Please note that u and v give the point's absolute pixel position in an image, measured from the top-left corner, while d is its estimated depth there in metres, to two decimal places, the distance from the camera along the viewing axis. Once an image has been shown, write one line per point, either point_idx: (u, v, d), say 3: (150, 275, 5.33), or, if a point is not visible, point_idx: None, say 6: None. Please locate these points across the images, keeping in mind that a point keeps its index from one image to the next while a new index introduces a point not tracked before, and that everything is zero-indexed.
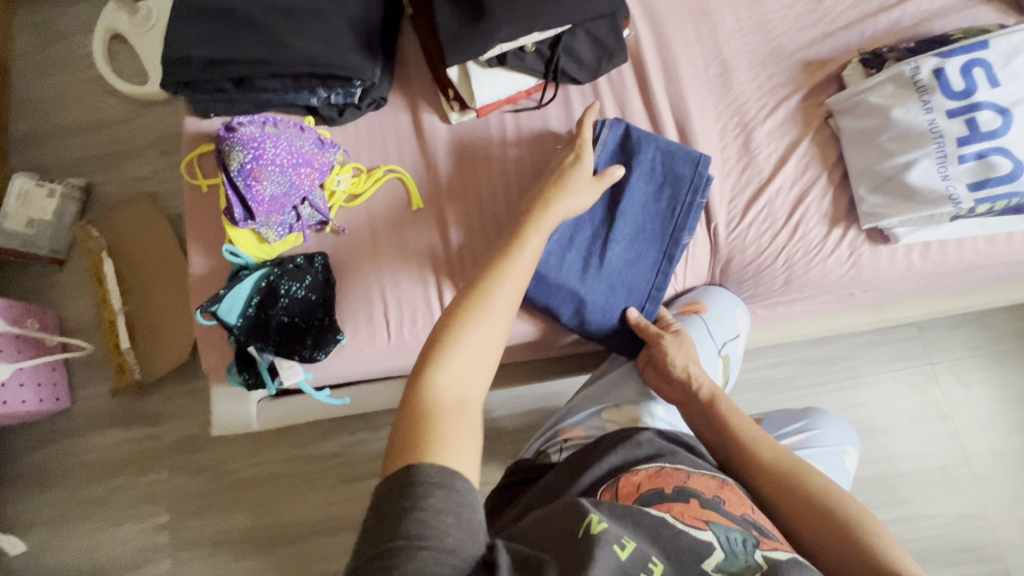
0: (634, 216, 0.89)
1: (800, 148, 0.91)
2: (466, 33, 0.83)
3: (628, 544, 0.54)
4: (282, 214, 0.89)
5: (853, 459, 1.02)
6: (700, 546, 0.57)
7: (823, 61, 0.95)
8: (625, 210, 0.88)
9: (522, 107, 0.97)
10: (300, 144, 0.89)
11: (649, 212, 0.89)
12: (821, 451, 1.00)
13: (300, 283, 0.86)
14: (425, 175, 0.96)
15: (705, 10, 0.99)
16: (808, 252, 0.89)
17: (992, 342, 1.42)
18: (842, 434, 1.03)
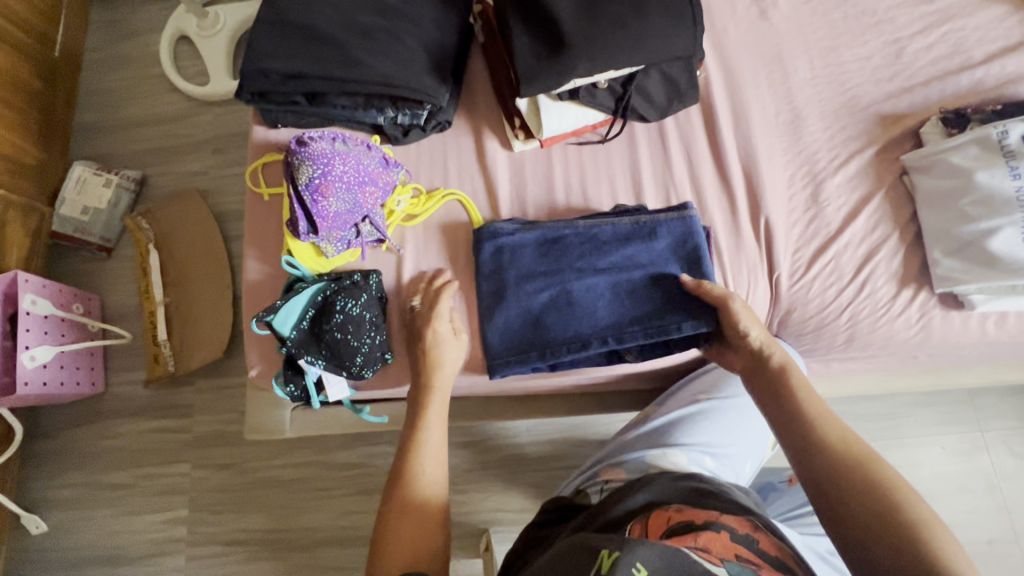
0: (607, 293, 0.87)
1: (872, 204, 0.89)
2: (544, 66, 0.81)
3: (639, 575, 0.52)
4: (343, 230, 0.89)
5: None
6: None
7: (900, 115, 0.93)
8: (615, 267, 0.88)
9: (586, 140, 0.97)
10: (366, 162, 0.90)
11: (615, 309, 0.87)
12: None
13: (355, 300, 0.85)
14: (485, 198, 0.97)
15: (779, 55, 0.98)
16: (875, 311, 0.86)
17: None
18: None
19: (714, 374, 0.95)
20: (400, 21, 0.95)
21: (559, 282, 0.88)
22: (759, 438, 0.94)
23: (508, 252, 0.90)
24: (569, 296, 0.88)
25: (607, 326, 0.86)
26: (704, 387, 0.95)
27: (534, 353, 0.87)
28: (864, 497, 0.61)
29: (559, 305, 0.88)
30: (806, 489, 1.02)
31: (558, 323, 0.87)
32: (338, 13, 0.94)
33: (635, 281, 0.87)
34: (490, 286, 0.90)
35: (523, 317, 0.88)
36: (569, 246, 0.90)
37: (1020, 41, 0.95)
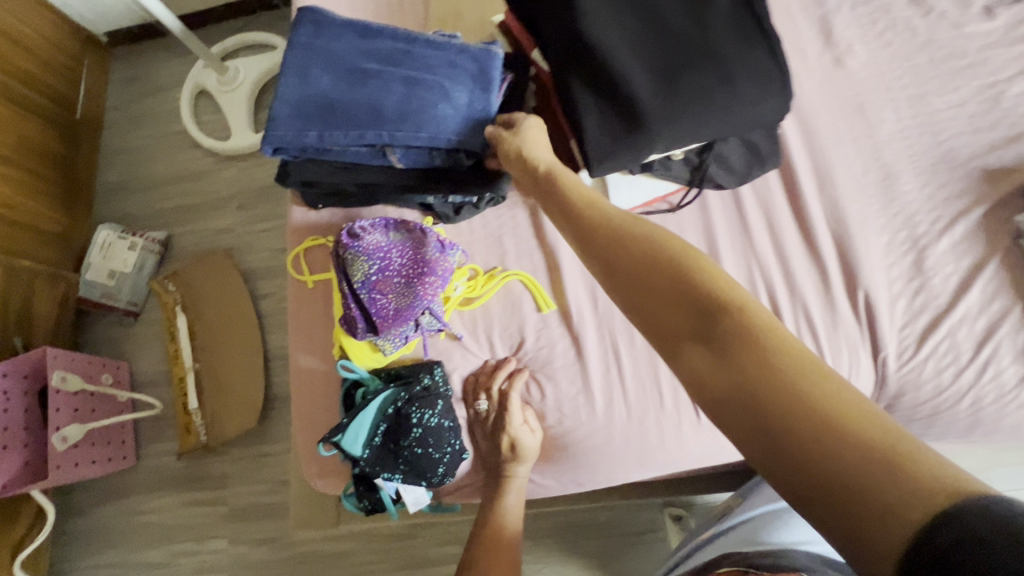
0: (365, 96, 0.82)
1: (986, 272, 0.79)
2: (617, 144, 0.73)
3: None
4: (402, 327, 0.81)
5: None
6: None
7: (1006, 169, 0.83)
8: (382, 79, 0.82)
9: (654, 209, 0.88)
10: (425, 249, 0.82)
11: (381, 105, 0.81)
12: None
13: (433, 410, 0.78)
14: (547, 275, 0.90)
15: (860, 106, 0.90)
16: (999, 396, 0.76)
17: None
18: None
19: None
20: (419, 78, 0.82)
21: (378, 99, 0.82)
22: None
23: (344, 54, 0.85)
24: (364, 102, 0.82)
25: (366, 127, 0.81)
26: None
27: (356, 79, 0.83)
28: (686, 287, 0.46)
29: (361, 107, 0.82)
30: None
31: (351, 110, 0.82)
32: (350, 79, 0.83)
33: (394, 96, 0.81)
34: (345, 89, 0.83)
35: (348, 103, 0.82)
36: (386, 72, 0.83)
37: None
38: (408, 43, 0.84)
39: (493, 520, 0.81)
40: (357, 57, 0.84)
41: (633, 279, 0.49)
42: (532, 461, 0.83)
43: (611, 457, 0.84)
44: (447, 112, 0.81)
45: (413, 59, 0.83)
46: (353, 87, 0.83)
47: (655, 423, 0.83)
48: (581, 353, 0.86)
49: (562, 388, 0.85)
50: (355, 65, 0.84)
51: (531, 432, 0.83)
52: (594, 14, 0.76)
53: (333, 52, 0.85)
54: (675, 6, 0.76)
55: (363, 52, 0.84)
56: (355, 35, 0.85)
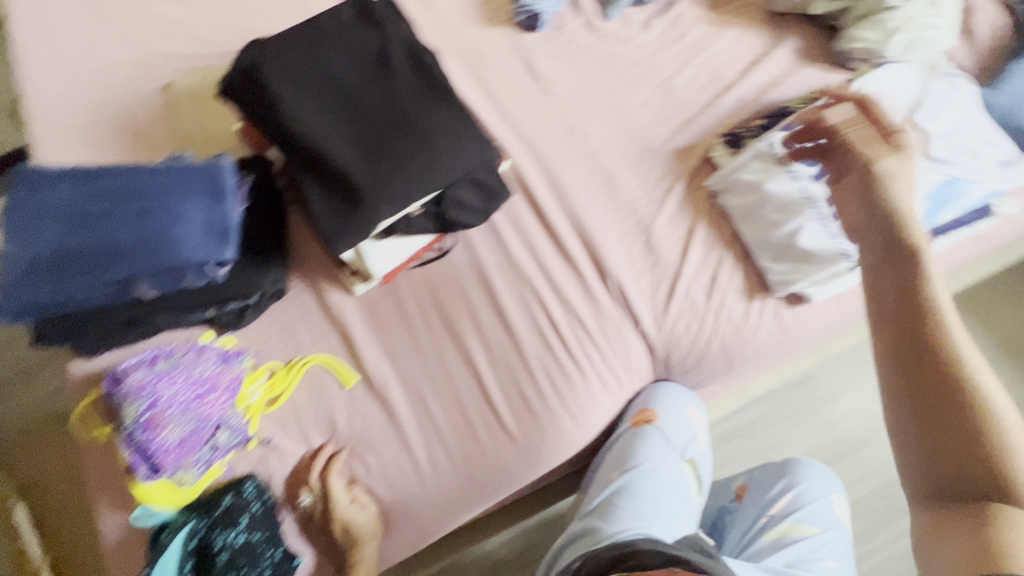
0: (95, 238, 0.81)
1: (697, 234, 0.94)
2: (346, 220, 0.79)
3: None
4: (196, 452, 0.80)
5: (843, 506, 1.01)
6: None
7: (691, 146, 1.00)
8: (110, 218, 0.82)
9: (426, 259, 0.96)
10: (200, 369, 0.82)
11: (113, 244, 0.81)
12: (809, 513, 0.97)
13: (238, 528, 0.79)
14: (345, 351, 0.93)
15: (572, 123, 1.04)
16: (737, 331, 0.89)
17: None
18: (823, 478, 1.01)
19: (619, 447, 0.92)
20: (149, 207, 0.83)
21: (109, 238, 0.81)
22: (683, 496, 0.89)
23: (63, 202, 0.83)
24: (95, 245, 0.81)
25: (102, 268, 0.80)
26: (616, 463, 0.91)
27: (81, 224, 0.82)
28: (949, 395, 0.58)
29: (93, 250, 0.81)
30: (754, 501, 1.02)
31: (83, 257, 0.80)
32: (76, 225, 0.82)
33: (125, 231, 0.82)
34: (72, 237, 0.81)
35: (77, 250, 0.81)
36: (113, 209, 0.83)
37: (761, 52, 1.06)
38: (131, 177, 0.85)
39: None
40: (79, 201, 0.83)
41: (917, 384, 0.59)
42: (374, 539, 0.87)
43: (447, 498, 0.88)
44: (184, 233, 0.82)
45: (139, 191, 0.84)
46: (81, 233, 0.82)
47: (478, 454, 0.88)
48: (393, 414, 0.89)
49: (385, 454, 0.88)
50: (79, 209, 0.83)
51: (362, 509, 0.86)
52: (298, 114, 0.83)
53: (51, 203, 0.83)
54: (369, 89, 0.85)
55: (85, 195, 0.84)
56: (72, 182, 0.85)
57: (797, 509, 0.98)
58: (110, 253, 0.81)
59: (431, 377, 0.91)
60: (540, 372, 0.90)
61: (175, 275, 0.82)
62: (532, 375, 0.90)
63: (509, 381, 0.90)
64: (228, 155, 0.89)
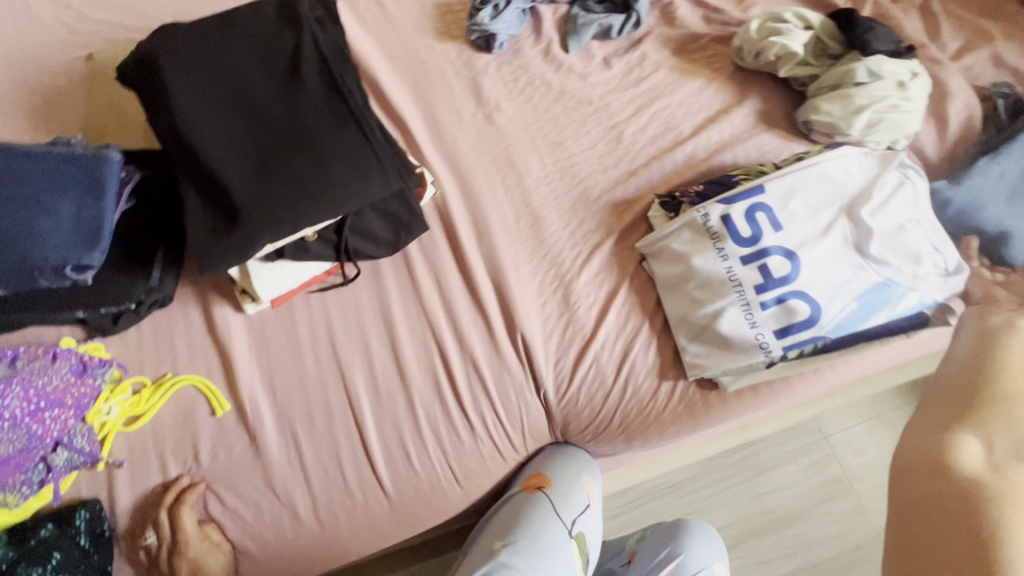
0: None
1: (618, 298, 0.87)
2: (219, 241, 0.72)
3: None
4: (26, 471, 0.73)
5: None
6: None
7: (629, 200, 0.94)
8: None
9: (328, 284, 0.89)
10: (45, 381, 0.75)
11: None
12: None
13: (43, 566, 0.70)
14: (223, 374, 0.86)
15: (510, 157, 0.97)
16: (643, 410, 0.83)
17: (875, 408, 1.50)
18: (709, 547, 0.98)
19: (505, 512, 0.84)
20: (10, 196, 0.75)
21: None
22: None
23: None
24: None
25: None
26: (500, 532, 0.82)
27: None
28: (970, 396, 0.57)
29: None
30: (638, 566, 1.00)
31: None
32: None
33: None
34: None
35: None
36: None
37: (721, 108, 0.99)
38: None
39: None
40: None
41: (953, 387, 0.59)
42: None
43: (301, 546, 0.82)
44: (47, 231, 0.74)
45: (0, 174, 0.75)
46: None
47: (345, 504, 0.81)
48: (259, 448, 0.81)
49: (243, 494, 0.81)
50: None
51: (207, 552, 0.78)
52: (191, 118, 0.75)
53: None
54: (273, 98, 0.77)
55: None
56: None
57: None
58: None
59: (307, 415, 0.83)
60: (426, 424, 0.83)
61: (30, 276, 0.74)
62: (417, 428, 0.83)
63: (391, 431, 0.83)
64: (117, 148, 0.82)
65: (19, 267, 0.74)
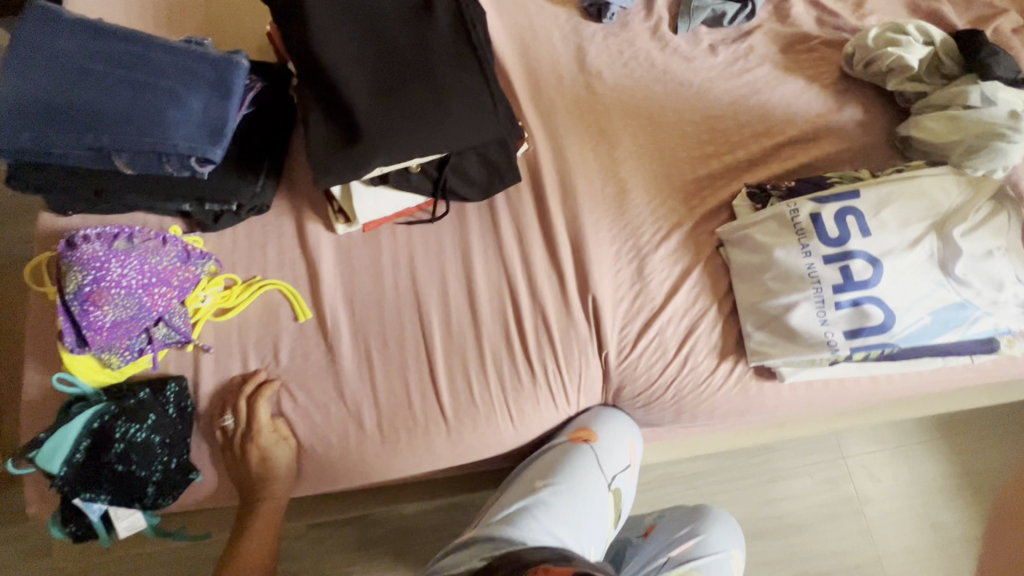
0: (90, 101, 0.79)
1: (691, 278, 0.90)
2: (336, 155, 0.76)
3: None
4: (130, 338, 0.78)
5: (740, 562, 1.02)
6: None
7: (715, 187, 0.95)
8: (110, 85, 0.80)
9: (415, 219, 0.93)
10: (157, 260, 0.81)
11: (106, 112, 0.79)
12: (706, 562, 0.99)
13: (141, 424, 0.76)
14: (308, 285, 0.91)
15: (604, 127, 0.99)
16: (697, 385, 0.87)
17: (900, 440, 1.51)
18: (729, 534, 1.02)
19: (548, 457, 0.90)
20: (151, 86, 0.80)
21: (103, 105, 0.79)
22: (599, 522, 0.87)
23: (71, 53, 0.80)
24: (88, 108, 0.79)
25: (87, 133, 0.78)
26: (543, 472, 0.88)
27: (82, 84, 0.79)
28: None
29: (84, 112, 0.78)
30: (657, 540, 1.04)
31: (72, 116, 0.78)
32: (75, 81, 0.80)
33: (121, 102, 0.79)
34: (68, 93, 0.79)
35: (70, 107, 0.79)
36: (115, 76, 0.80)
37: (819, 112, 0.99)
38: (143, 49, 0.82)
39: (249, 538, 0.85)
40: (85, 58, 0.81)
41: None
42: (285, 479, 0.86)
43: (360, 458, 0.87)
44: (178, 121, 0.79)
45: (146, 65, 0.81)
46: (77, 91, 0.79)
47: (405, 424, 0.86)
48: (334, 356, 0.87)
49: (313, 398, 0.86)
50: (82, 66, 0.80)
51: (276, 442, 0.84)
52: (324, 34, 0.78)
53: (59, 52, 0.80)
54: (401, 28, 0.80)
55: (93, 53, 0.81)
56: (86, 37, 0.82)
57: (695, 557, 0.99)
58: (100, 120, 0.78)
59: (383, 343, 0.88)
60: (490, 364, 0.88)
61: (157, 161, 0.79)
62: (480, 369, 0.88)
63: (457, 363, 0.87)
64: (244, 55, 0.85)
65: (149, 151, 0.79)
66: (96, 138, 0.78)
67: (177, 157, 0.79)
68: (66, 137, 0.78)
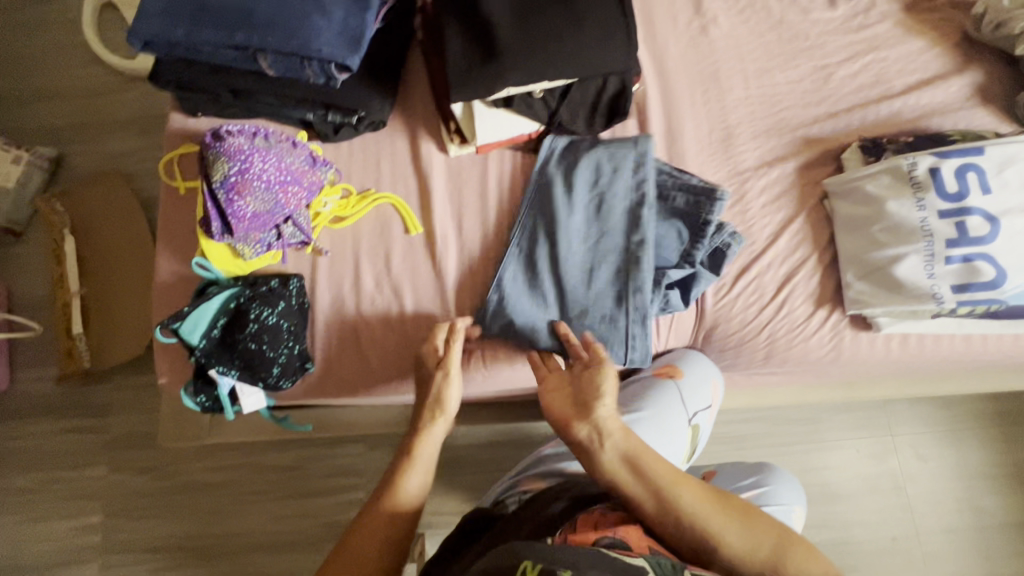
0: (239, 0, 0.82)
1: (793, 225, 0.91)
2: (473, 71, 0.80)
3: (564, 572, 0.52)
4: (263, 232, 0.84)
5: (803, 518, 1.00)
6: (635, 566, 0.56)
7: (824, 140, 0.95)
8: None
9: (524, 146, 0.95)
10: (290, 160, 0.86)
11: (253, 11, 0.81)
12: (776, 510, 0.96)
13: (272, 309, 0.82)
14: (418, 201, 0.94)
15: (715, 73, 0.99)
16: (792, 330, 0.89)
17: (969, 419, 1.36)
18: (792, 491, 1.01)
19: (632, 388, 0.93)
20: None
21: (252, 5, 0.82)
22: (677, 454, 0.89)
23: None
24: (237, 6, 0.81)
25: (234, 31, 0.80)
26: (625, 400, 0.92)
27: None
28: None
29: (234, 12, 0.81)
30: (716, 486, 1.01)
31: (222, 13, 0.81)
32: None
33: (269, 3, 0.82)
34: None
35: (220, 5, 0.82)
36: None
37: (937, 74, 0.98)
38: None
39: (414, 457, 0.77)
40: None
41: None
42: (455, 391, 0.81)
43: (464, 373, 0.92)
44: (320, 25, 0.81)
45: None
46: None
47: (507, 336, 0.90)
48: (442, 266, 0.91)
49: (421, 309, 0.90)
50: None
51: (383, 344, 0.89)
52: None
53: None
54: None
55: None
56: None
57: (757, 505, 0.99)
58: (248, 18, 0.81)
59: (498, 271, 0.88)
60: None
61: (298, 63, 0.83)
62: (593, 304, 0.87)
63: (567, 278, 0.87)
64: None
65: (291, 54, 0.82)
66: (243, 36, 0.80)
67: (318, 60, 0.82)
68: (214, 34, 0.81)
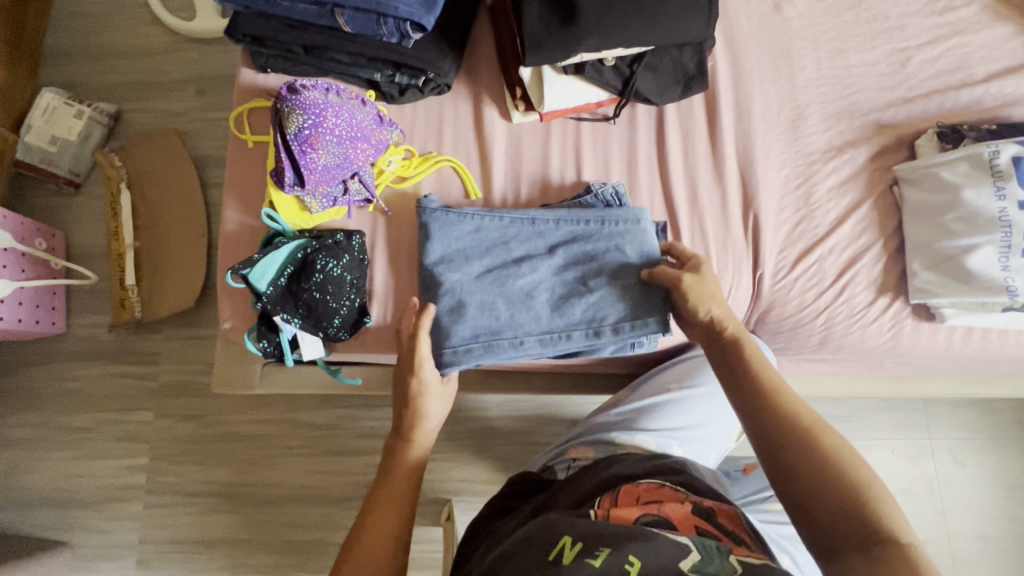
0: None
1: (860, 210, 0.90)
2: (550, 32, 0.80)
3: (601, 552, 0.52)
4: (331, 186, 0.87)
5: None
6: (680, 544, 0.54)
7: (897, 125, 0.93)
8: None
9: (586, 117, 0.95)
10: (360, 117, 0.88)
11: None
12: None
13: (337, 261, 0.85)
14: (478, 166, 0.95)
15: (787, 51, 0.97)
16: (849, 317, 0.88)
17: (1011, 429, 1.33)
18: None
19: (687, 364, 0.93)
20: None
21: None
22: (724, 433, 0.92)
23: None
24: None
25: None
26: (676, 376, 0.92)
27: None
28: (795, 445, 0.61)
29: None
30: (759, 476, 1.01)
31: None
32: None
33: None
34: None
35: None
36: None
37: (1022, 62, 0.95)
38: None
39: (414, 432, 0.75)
40: None
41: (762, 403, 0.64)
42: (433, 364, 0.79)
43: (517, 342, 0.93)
44: None
45: None
46: None
47: None
48: None
49: None
50: None
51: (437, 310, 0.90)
52: None
53: None
54: None
55: None
56: None
57: None
58: None
59: (470, 237, 0.87)
60: None
61: (373, 21, 0.83)
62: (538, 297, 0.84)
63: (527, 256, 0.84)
64: None
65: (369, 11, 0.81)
66: None
67: (395, 19, 0.82)
68: None
